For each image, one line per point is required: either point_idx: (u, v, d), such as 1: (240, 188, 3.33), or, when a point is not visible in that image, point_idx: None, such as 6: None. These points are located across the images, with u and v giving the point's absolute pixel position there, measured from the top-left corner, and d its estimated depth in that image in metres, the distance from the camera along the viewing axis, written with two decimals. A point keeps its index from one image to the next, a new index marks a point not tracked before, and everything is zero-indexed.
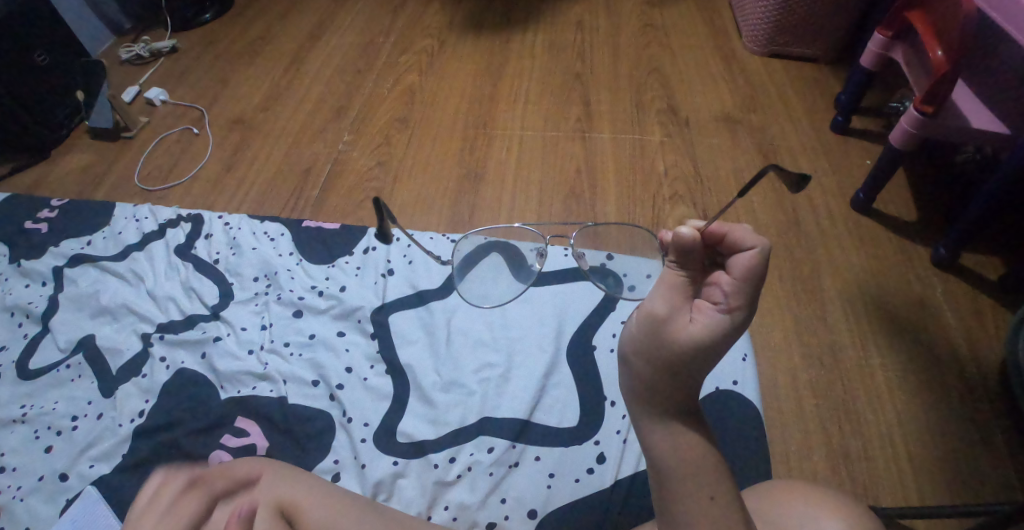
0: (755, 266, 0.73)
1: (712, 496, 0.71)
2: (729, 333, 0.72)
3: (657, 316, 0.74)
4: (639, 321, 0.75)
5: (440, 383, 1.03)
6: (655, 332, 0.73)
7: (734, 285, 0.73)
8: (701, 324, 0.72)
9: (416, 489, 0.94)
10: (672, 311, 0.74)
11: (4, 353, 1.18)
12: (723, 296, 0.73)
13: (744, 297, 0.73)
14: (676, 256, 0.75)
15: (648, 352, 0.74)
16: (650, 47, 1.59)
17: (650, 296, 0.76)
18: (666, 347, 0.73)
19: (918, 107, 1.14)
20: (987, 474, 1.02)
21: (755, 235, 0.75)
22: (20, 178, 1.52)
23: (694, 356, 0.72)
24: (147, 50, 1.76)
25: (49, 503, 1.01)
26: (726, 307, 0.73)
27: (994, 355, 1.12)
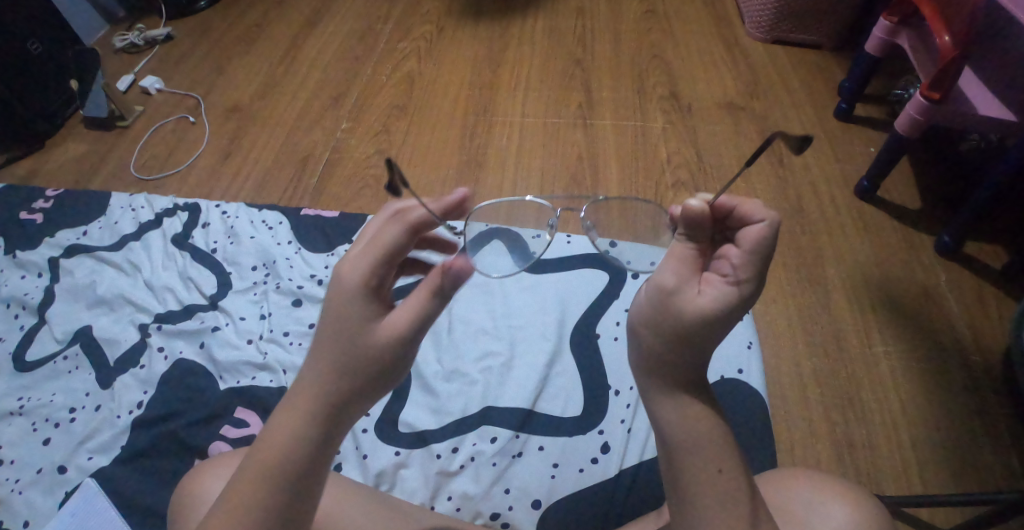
0: (767, 239, 0.71)
1: (720, 469, 0.69)
2: (739, 306, 0.71)
3: (668, 289, 0.72)
4: (647, 293, 0.73)
5: (442, 372, 1.01)
6: (665, 305, 0.71)
7: (743, 258, 0.71)
8: (710, 296, 0.71)
9: (419, 479, 0.93)
10: (681, 283, 0.72)
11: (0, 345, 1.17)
12: (733, 269, 0.72)
13: (755, 269, 0.71)
14: (686, 228, 0.73)
15: (658, 325, 0.72)
16: (652, 33, 1.57)
17: (659, 268, 0.74)
18: (676, 319, 0.71)
19: (924, 93, 1.12)
20: (991, 463, 1.01)
21: (765, 207, 0.73)
22: (16, 168, 1.50)
23: (705, 329, 0.70)
24: (141, 38, 1.73)
25: (48, 495, 1.00)
26: (736, 279, 0.71)
27: (998, 343, 1.11)
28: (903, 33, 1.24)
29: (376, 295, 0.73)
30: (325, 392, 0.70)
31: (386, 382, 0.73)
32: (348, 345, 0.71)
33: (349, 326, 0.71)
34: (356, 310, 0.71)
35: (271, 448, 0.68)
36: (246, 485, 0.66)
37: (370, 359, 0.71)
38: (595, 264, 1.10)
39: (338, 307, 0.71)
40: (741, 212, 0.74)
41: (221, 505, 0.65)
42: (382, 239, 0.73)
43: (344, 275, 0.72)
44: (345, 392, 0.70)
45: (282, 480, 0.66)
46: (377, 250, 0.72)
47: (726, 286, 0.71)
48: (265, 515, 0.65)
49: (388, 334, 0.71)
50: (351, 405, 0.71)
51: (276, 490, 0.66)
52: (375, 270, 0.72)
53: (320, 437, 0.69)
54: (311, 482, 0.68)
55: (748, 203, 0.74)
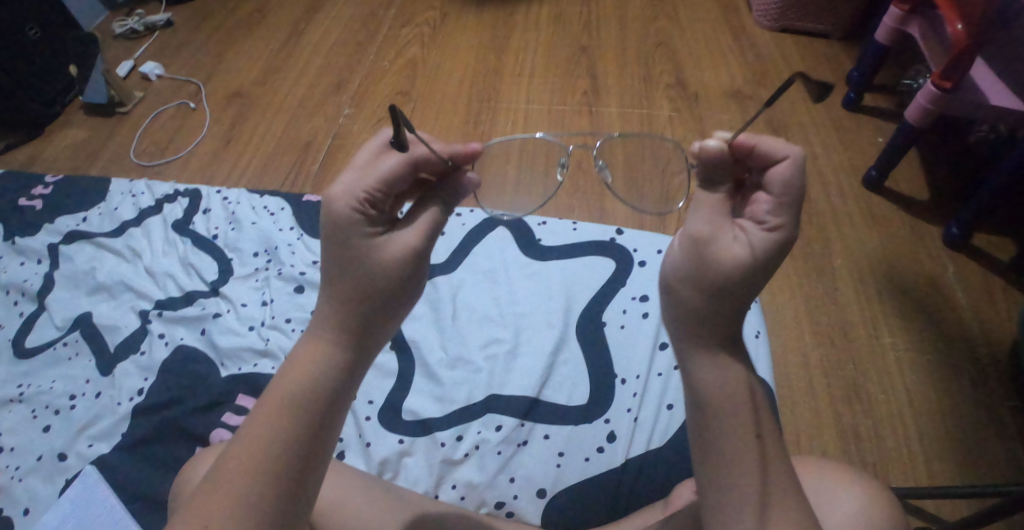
0: (794, 179, 0.68)
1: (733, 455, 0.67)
2: (779, 252, 0.68)
3: (701, 236, 0.69)
4: (683, 246, 0.71)
5: (446, 360, 1.00)
6: (700, 257, 0.69)
7: (776, 201, 0.68)
8: (747, 244, 0.68)
9: (423, 468, 0.92)
10: (715, 231, 0.69)
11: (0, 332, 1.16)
12: (766, 212, 0.69)
13: (791, 211, 0.68)
14: (707, 173, 0.72)
15: (694, 278, 0.70)
16: (658, 20, 1.55)
17: (691, 218, 0.72)
18: (714, 269, 0.68)
19: (935, 83, 1.11)
20: (998, 455, 1.00)
21: (787, 143, 0.69)
22: (15, 155, 1.49)
23: (745, 279, 0.68)
24: (141, 24, 1.71)
25: (48, 482, 0.99)
26: (771, 224, 0.68)
27: (1006, 334, 1.10)
28: (914, 21, 1.22)
29: (376, 222, 0.71)
30: (337, 322, 0.70)
31: (396, 309, 0.73)
32: (354, 275, 0.70)
33: (353, 254, 0.70)
34: (357, 239, 0.70)
35: (286, 381, 0.67)
36: (262, 421, 0.65)
37: (378, 285, 0.70)
38: (600, 252, 1.09)
39: (338, 239, 0.70)
40: (762, 151, 0.70)
41: (240, 440, 0.65)
42: (378, 165, 0.70)
43: (339, 204, 0.70)
44: (356, 320, 0.71)
45: (300, 410, 0.66)
46: (373, 175, 0.70)
47: (762, 232, 0.68)
48: (286, 447, 0.64)
49: (395, 262, 0.71)
50: (363, 333, 0.71)
51: (295, 420, 0.66)
52: (374, 196, 0.70)
53: (334, 366, 0.69)
54: (330, 411, 0.68)
55: (769, 142, 0.70)
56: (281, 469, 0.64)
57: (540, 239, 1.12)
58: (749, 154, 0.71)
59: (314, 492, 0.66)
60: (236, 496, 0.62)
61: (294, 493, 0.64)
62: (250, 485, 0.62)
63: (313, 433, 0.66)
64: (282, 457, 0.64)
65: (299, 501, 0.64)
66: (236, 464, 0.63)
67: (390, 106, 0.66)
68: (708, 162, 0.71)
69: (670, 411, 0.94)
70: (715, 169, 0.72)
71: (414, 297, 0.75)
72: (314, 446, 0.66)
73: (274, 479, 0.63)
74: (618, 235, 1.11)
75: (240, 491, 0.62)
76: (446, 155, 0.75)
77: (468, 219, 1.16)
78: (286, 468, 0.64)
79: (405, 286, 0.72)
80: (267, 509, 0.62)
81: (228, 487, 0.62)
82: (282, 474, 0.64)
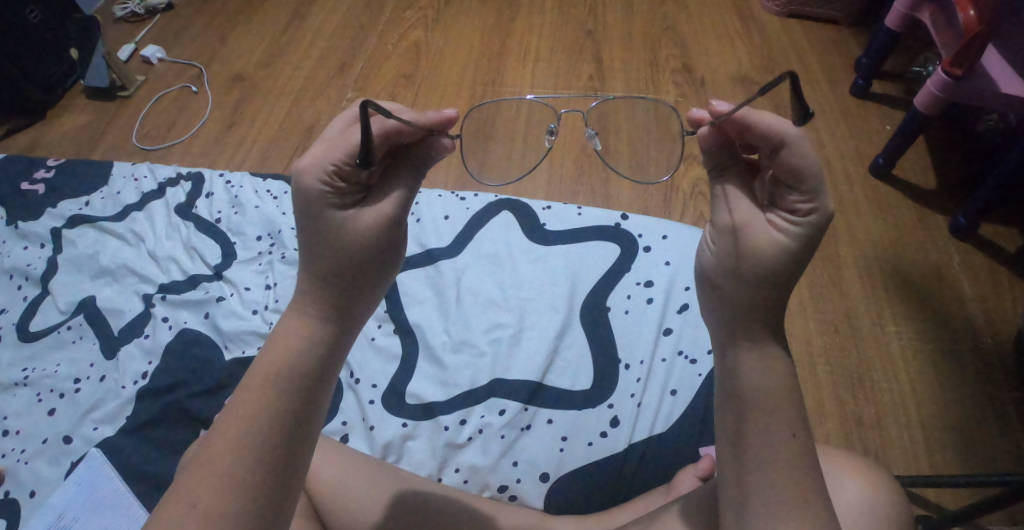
0: (807, 160, 0.65)
1: (739, 442, 0.67)
2: (819, 233, 0.67)
3: (732, 226, 0.70)
4: (718, 242, 0.72)
5: (450, 343, 1.00)
6: (735, 248, 0.70)
7: (797, 185, 0.66)
8: (784, 232, 0.68)
9: (426, 451, 0.92)
10: (747, 222, 0.69)
11: (4, 315, 1.16)
12: (794, 197, 0.67)
13: (817, 193, 0.66)
14: (713, 164, 0.73)
15: (735, 267, 0.70)
16: (664, 4, 1.53)
17: (716, 211, 0.73)
18: (750, 258, 0.69)
19: (946, 69, 1.10)
20: (1000, 444, 0.99)
21: (782, 119, 0.66)
22: (17, 139, 1.49)
23: (787, 265, 0.67)
24: (142, 7, 1.70)
25: (53, 465, 1.00)
26: (802, 206, 0.67)
27: (1011, 324, 1.09)
28: (925, 7, 1.21)
29: (348, 195, 0.71)
30: (317, 295, 0.71)
31: (374, 280, 0.74)
32: (331, 249, 0.71)
33: (328, 228, 0.70)
34: (330, 213, 0.70)
35: (269, 357, 0.68)
36: (250, 398, 0.65)
37: (355, 257, 0.71)
38: (605, 237, 1.09)
39: (311, 214, 0.70)
40: (759, 131, 0.67)
41: (228, 416, 0.65)
42: (347, 138, 0.69)
43: (307, 178, 0.69)
44: (337, 293, 0.71)
45: (287, 385, 0.66)
46: (343, 148, 0.69)
47: (795, 217, 0.68)
48: (275, 420, 0.65)
49: (369, 233, 0.71)
50: (343, 305, 0.72)
51: (283, 394, 0.66)
52: (343, 169, 0.69)
53: (317, 339, 0.70)
54: (317, 383, 0.68)
55: (764, 118, 0.67)
56: (271, 443, 0.64)
57: (544, 223, 1.11)
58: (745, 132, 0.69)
59: (305, 464, 0.67)
60: (228, 471, 0.62)
61: (285, 463, 0.64)
62: (241, 460, 0.62)
63: (300, 403, 0.66)
64: (271, 431, 0.64)
65: (290, 473, 0.65)
66: (225, 440, 0.63)
67: (360, 114, 0.64)
68: (712, 150, 0.73)
69: (674, 396, 0.94)
70: (720, 154, 0.73)
71: (391, 267, 0.76)
72: (302, 419, 0.66)
73: (265, 453, 0.63)
74: (623, 220, 1.10)
75: (232, 465, 0.62)
76: (421, 124, 0.73)
77: (471, 203, 1.15)
78: (276, 441, 0.64)
79: (380, 257, 0.73)
80: (259, 482, 0.62)
81: (220, 462, 0.62)
82: (272, 448, 0.64)
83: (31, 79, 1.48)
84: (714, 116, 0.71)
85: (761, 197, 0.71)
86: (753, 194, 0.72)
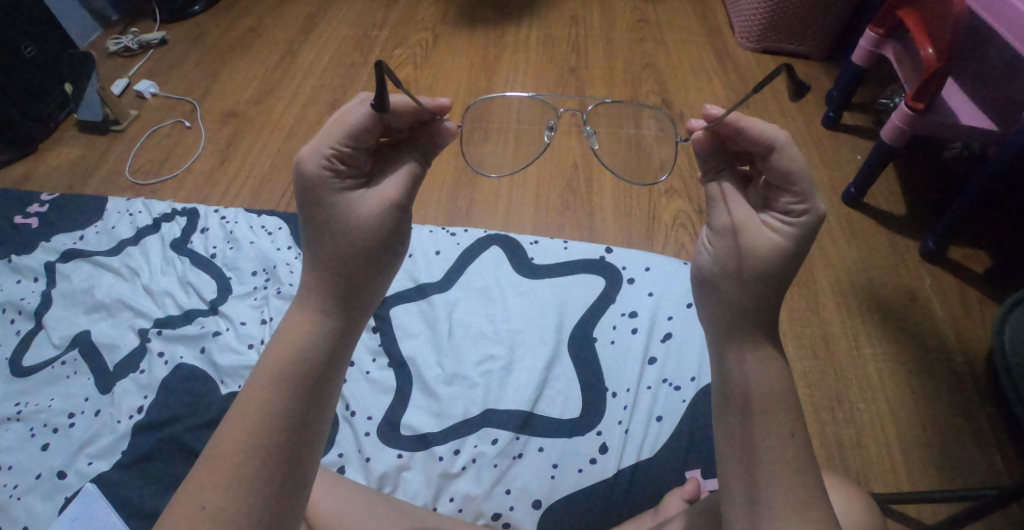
0: (797, 161, 0.71)
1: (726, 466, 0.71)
2: (812, 233, 0.71)
3: (733, 225, 0.75)
4: (718, 243, 0.76)
5: (442, 375, 1.03)
6: (734, 248, 0.74)
7: (789, 185, 0.72)
8: (779, 231, 0.72)
9: (421, 481, 0.95)
10: (746, 221, 0.74)
11: None
12: (787, 198, 0.72)
13: (808, 195, 0.71)
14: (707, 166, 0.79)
15: (732, 276, 0.74)
16: (644, 41, 1.59)
17: (714, 213, 0.78)
18: (749, 257, 0.73)
19: (908, 104, 1.14)
20: (975, 462, 1.04)
21: (771, 126, 0.72)
22: (9, 172, 1.50)
23: (780, 264, 0.72)
24: (136, 42, 1.73)
25: (48, 499, 1.01)
26: (796, 207, 0.72)
27: (981, 344, 1.14)
28: (889, 44, 1.27)
29: (348, 179, 0.75)
30: (321, 289, 0.74)
31: (374, 275, 0.77)
32: (332, 239, 0.75)
33: (331, 215, 0.74)
34: (330, 199, 0.74)
35: (273, 355, 0.70)
36: (254, 395, 0.68)
37: (357, 244, 0.74)
38: (591, 270, 1.13)
39: (315, 198, 0.74)
40: (750, 134, 0.73)
41: (233, 417, 0.67)
42: (347, 118, 0.73)
43: (309, 162, 0.73)
44: (339, 282, 0.75)
45: (290, 386, 0.69)
46: (343, 129, 0.73)
47: (790, 218, 0.72)
48: (278, 419, 0.67)
49: (370, 218, 0.75)
50: (343, 294, 0.75)
51: (286, 394, 0.68)
52: (343, 151, 0.74)
53: (321, 335, 0.73)
54: (320, 379, 0.71)
55: (758, 123, 0.73)
56: (272, 443, 0.66)
57: (532, 257, 1.15)
58: (735, 134, 0.75)
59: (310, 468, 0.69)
60: (232, 474, 0.64)
61: (290, 463, 0.67)
62: (243, 463, 0.65)
63: (302, 400, 0.69)
64: (276, 430, 0.67)
65: (295, 472, 0.67)
66: (230, 443, 0.65)
67: (373, 65, 0.67)
68: (705, 154, 0.78)
69: (660, 422, 0.98)
70: (712, 159, 0.79)
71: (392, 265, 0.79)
72: (306, 417, 0.69)
73: (268, 455, 0.66)
74: (607, 253, 1.15)
75: (236, 467, 0.64)
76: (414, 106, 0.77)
77: (461, 238, 1.19)
78: (280, 440, 0.67)
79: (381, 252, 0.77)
80: (262, 480, 0.65)
81: (226, 468, 0.64)
82: (277, 447, 0.66)
83: (24, 113, 1.50)
84: (709, 120, 0.77)
85: (755, 201, 0.76)
86: (748, 198, 0.77)
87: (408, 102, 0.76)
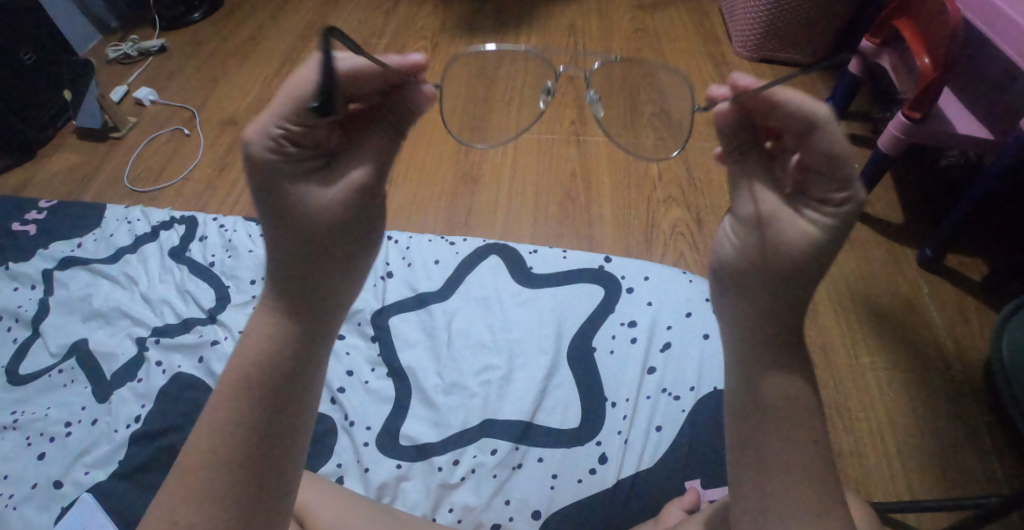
0: (839, 144, 0.64)
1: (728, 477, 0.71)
2: (846, 222, 0.67)
3: (761, 217, 0.70)
4: (742, 235, 0.72)
5: (442, 385, 1.03)
6: (759, 242, 0.70)
7: (829, 170, 0.66)
8: (813, 221, 0.68)
9: (420, 492, 0.94)
10: (777, 212, 0.69)
11: None
12: (823, 184, 0.67)
13: (845, 180, 0.66)
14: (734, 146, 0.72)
15: (744, 274, 0.72)
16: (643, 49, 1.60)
17: (739, 202, 0.73)
18: (775, 252, 0.69)
19: (906, 113, 1.15)
20: (974, 470, 1.04)
21: (812, 102, 0.65)
22: (7, 178, 1.50)
23: (812, 258, 0.68)
24: (135, 50, 1.73)
25: (43, 509, 1.00)
26: (833, 194, 0.67)
27: (980, 353, 1.14)
28: None
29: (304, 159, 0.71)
30: (283, 282, 0.72)
31: (345, 258, 0.75)
32: (293, 227, 0.71)
33: (291, 201, 0.71)
34: (287, 184, 0.70)
35: (236, 362, 0.69)
36: (218, 405, 0.67)
37: (321, 230, 0.72)
38: (591, 279, 1.13)
39: (270, 184, 0.70)
40: (788, 111, 0.65)
41: (201, 426, 0.67)
42: (294, 90, 0.67)
43: (257, 145, 0.69)
44: (303, 274, 0.72)
45: (251, 392, 0.68)
46: (291, 105, 0.67)
47: (824, 206, 0.68)
48: (242, 427, 0.66)
49: (334, 201, 0.72)
50: (310, 286, 0.72)
51: (248, 401, 0.67)
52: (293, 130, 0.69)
53: (284, 334, 0.71)
54: (284, 380, 0.69)
55: (798, 97, 0.65)
56: (238, 452, 0.66)
57: (532, 267, 1.15)
58: (768, 109, 0.67)
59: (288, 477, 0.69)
60: (200, 486, 0.64)
61: (259, 472, 0.66)
62: (210, 475, 0.64)
63: (266, 404, 0.68)
64: (241, 438, 0.66)
65: (265, 479, 0.66)
66: (197, 455, 0.65)
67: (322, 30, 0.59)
68: (730, 133, 0.72)
69: (660, 432, 0.98)
70: (740, 137, 0.72)
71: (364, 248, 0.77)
72: (272, 420, 0.68)
73: (236, 464, 0.65)
74: (607, 263, 1.15)
75: (205, 479, 0.64)
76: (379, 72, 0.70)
77: (461, 247, 1.20)
78: (244, 448, 0.66)
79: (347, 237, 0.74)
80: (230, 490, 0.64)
81: (194, 479, 0.64)
82: (243, 454, 0.66)
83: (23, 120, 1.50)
84: (736, 92, 0.69)
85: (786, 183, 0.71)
86: (778, 180, 0.71)
87: (370, 68, 0.69)
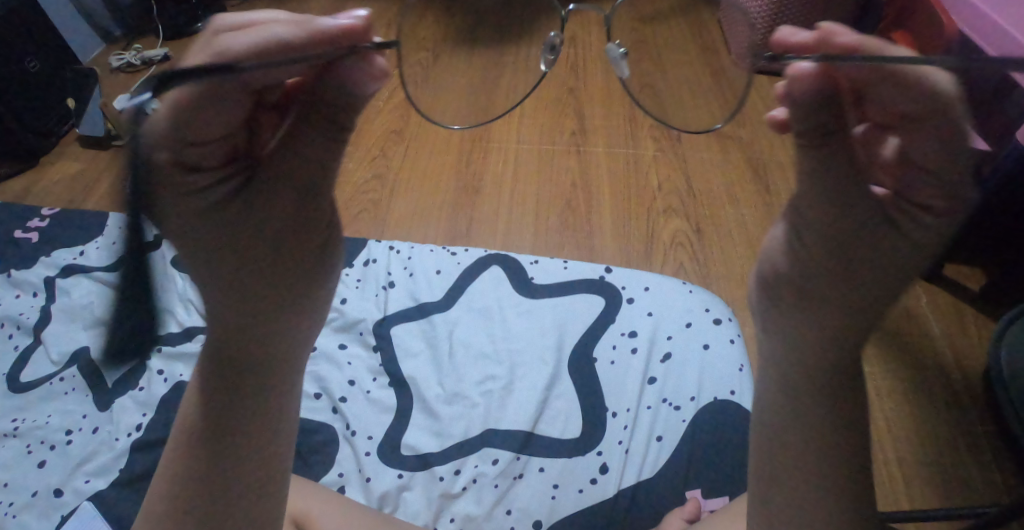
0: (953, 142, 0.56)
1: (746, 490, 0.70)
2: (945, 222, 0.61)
3: (836, 210, 0.66)
4: (812, 225, 0.67)
5: (443, 395, 1.04)
6: (832, 235, 0.66)
7: (935, 168, 0.58)
8: (907, 217, 0.62)
9: (422, 502, 0.94)
10: (858, 205, 0.64)
11: None
12: (923, 183, 0.60)
13: (952, 180, 0.58)
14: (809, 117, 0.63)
15: (804, 259, 0.68)
16: None
17: (809, 191, 0.68)
18: (853, 245, 0.65)
19: None
20: (974, 479, 1.04)
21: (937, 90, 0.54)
22: (9, 186, 1.51)
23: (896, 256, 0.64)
24: (138, 58, 1.75)
25: (43, 518, 1.00)
26: (933, 197, 0.60)
27: (977, 363, 1.15)
28: None
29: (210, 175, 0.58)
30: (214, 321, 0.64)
31: (288, 276, 0.66)
32: (236, 248, 0.62)
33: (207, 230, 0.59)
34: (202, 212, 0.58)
35: (183, 415, 0.65)
36: (167, 463, 0.63)
37: (251, 249, 0.63)
38: (592, 290, 1.14)
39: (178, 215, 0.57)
40: (895, 96, 0.56)
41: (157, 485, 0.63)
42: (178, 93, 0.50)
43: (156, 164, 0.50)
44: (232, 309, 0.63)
45: (190, 446, 0.62)
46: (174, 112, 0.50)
47: (920, 206, 0.61)
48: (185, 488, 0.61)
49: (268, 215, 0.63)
50: (244, 319, 0.64)
51: (188, 456, 0.62)
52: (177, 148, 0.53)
53: (212, 377, 0.63)
54: (223, 428, 0.62)
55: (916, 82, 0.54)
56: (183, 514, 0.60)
57: (533, 277, 1.16)
58: (859, 78, 0.57)
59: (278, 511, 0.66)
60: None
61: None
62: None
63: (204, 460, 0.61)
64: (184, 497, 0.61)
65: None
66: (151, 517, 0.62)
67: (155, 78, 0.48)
68: (808, 106, 0.63)
69: (660, 442, 0.98)
70: (818, 113, 0.63)
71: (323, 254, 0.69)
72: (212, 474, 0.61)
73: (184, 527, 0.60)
74: (607, 273, 1.16)
75: None
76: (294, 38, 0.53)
77: (462, 258, 1.20)
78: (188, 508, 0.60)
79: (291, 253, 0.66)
80: None
81: None
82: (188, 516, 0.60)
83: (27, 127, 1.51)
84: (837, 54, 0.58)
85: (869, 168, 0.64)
86: (861, 164, 0.64)
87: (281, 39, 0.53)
